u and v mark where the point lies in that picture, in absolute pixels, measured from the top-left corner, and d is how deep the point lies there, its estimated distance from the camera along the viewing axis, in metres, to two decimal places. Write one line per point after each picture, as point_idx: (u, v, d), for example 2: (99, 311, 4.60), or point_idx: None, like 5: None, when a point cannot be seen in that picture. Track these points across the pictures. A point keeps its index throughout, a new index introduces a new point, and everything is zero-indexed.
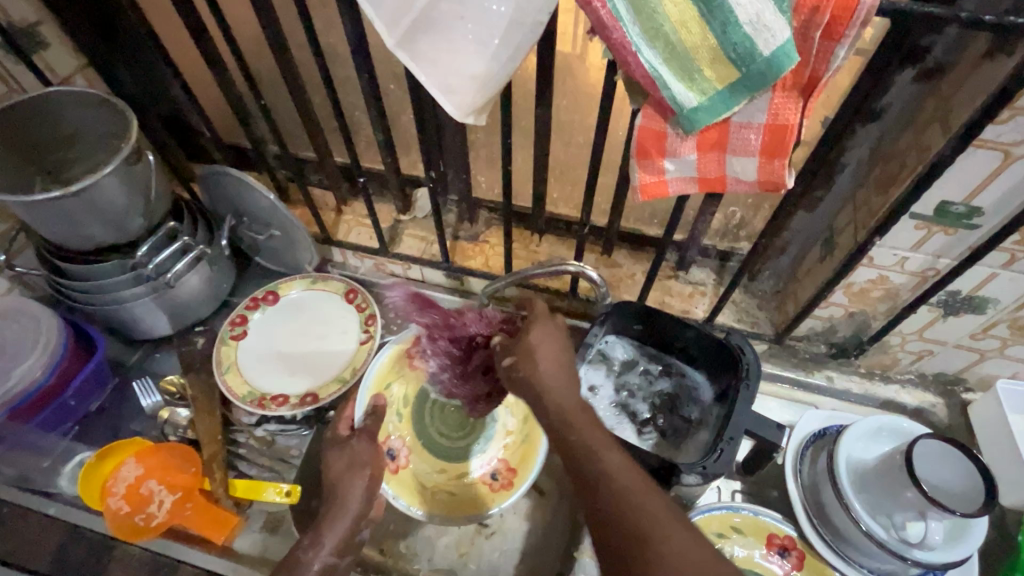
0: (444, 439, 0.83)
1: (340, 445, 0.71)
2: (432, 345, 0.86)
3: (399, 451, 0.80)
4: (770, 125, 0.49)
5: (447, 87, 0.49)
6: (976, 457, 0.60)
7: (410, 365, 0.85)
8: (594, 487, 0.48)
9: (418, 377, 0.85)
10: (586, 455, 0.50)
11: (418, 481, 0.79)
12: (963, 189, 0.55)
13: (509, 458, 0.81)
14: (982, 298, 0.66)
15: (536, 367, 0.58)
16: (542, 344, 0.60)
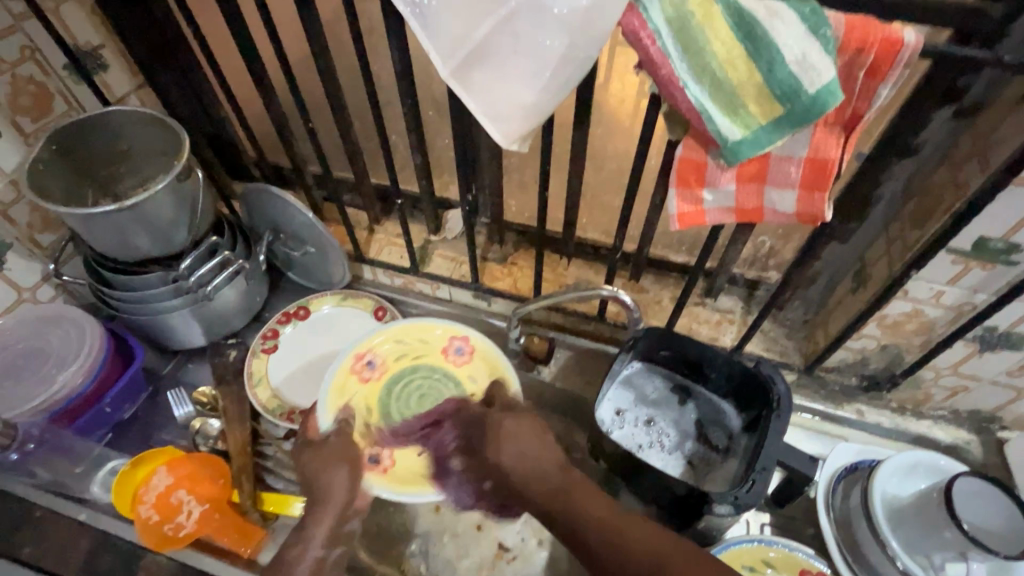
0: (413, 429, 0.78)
1: (315, 447, 0.71)
2: (372, 347, 0.82)
3: (380, 453, 0.75)
4: (811, 160, 0.50)
5: (495, 115, 0.51)
6: (1018, 497, 0.58)
7: (359, 373, 0.80)
8: (573, 530, 0.61)
9: (371, 382, 0.80)
10: (562, 496, 0.64)
11: (411, 472, 0.74)
12: (1002, 227, 0.55)
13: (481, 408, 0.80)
14: (1019, 334, 0.65)
15: (510, 468, 0.68)
16: (506, 450, 0.68)
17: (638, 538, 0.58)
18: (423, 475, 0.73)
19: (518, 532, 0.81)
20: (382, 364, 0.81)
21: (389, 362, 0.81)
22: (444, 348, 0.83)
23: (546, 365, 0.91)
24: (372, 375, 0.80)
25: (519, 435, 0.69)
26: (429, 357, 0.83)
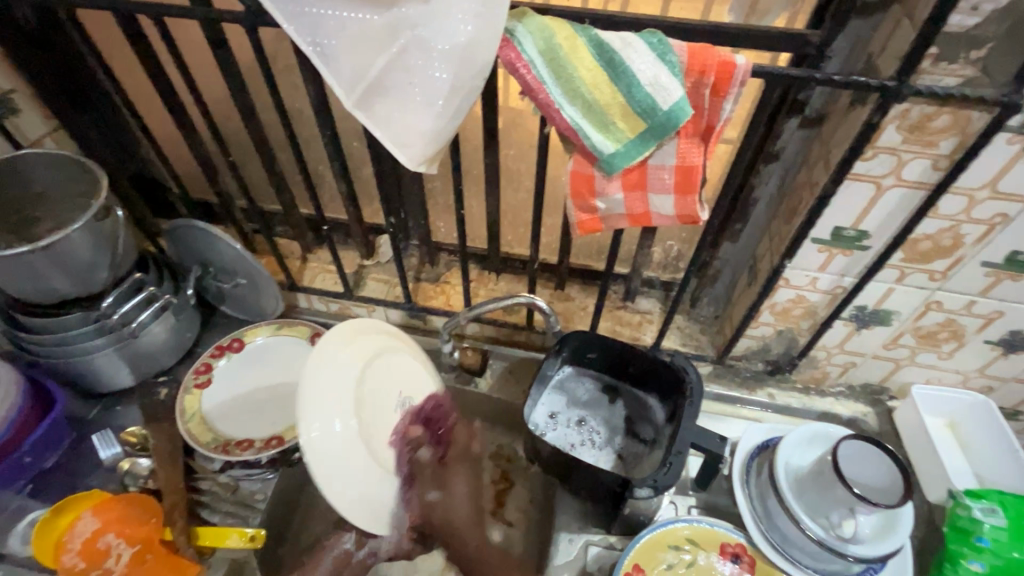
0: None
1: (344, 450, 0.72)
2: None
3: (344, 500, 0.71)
4: (680, 167, 0.57)
5: (399, 141, 0.56)
6: (893, 453, 0.66)
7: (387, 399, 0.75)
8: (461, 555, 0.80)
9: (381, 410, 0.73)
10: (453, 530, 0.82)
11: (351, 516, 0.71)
12: (850, 217, 0.64)
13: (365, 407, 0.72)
14: (885, 310, 0.74)
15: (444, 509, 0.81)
16: (455, 488, 0.83)
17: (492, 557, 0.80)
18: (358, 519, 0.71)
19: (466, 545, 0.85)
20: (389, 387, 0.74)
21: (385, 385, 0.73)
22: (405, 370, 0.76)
23: (483, 376, 0.93)
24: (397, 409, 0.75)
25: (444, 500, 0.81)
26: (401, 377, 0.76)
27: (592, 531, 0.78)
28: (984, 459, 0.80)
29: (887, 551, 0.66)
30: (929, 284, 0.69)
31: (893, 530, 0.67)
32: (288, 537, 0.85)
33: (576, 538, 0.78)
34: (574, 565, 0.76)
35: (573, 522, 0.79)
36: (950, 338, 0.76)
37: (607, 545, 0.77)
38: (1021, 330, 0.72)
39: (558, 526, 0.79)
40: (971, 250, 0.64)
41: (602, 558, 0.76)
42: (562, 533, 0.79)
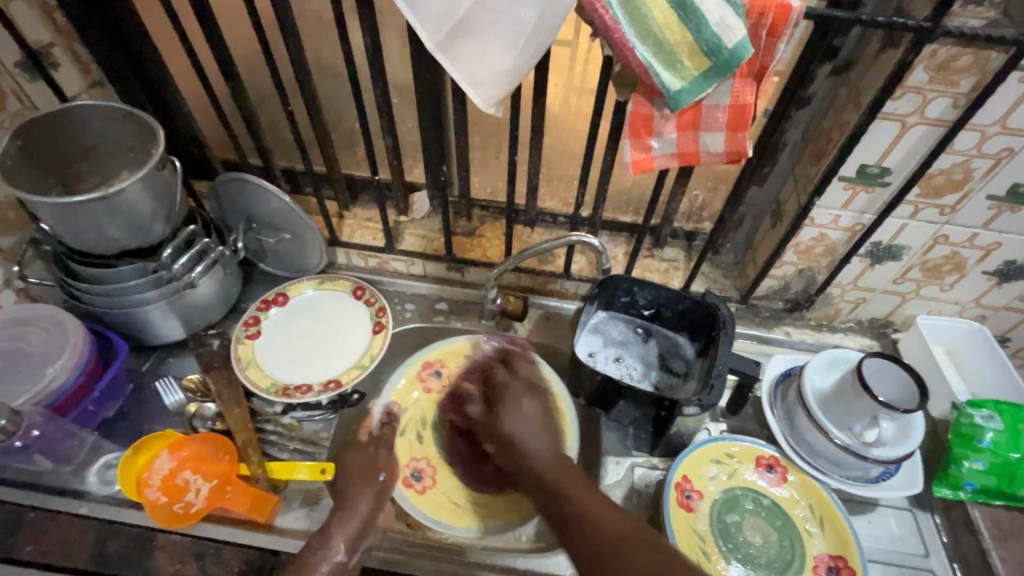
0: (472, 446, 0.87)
1: (357, 448, 0.77)
2: (438, 362, 0.92)
3: (422, 473, 0.84)
4: (733, 105, 0.63)
5: (475, 82, 0.61)
6: (911, 367, 0.74)
7: (423, 382, 0.91)
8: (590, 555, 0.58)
9: (431, 393, 0.91)
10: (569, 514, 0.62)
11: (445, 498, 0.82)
12: (875, 153, 0.70)
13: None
14: (898, 245, 0.82)
15: (524, 445, 0.70)
16: (520, 415, 0.73)
17: (597, 509, 0.62)
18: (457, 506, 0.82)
19: None
20: (447, 377, 0.91)
21: (451, 378, 0.91)
22: None
23: (522, 323, 0.99)
24: (433, 386, 0.91)
25: (525, 414, 0.73)
26: None
27: (636, 455, 0.85)
28: (978, 379, 0.90)
29: (904, 453, 0.74)
30: (939, 218, 0.77)
31: (908, 435, 0.75)
32: None
33: (623, 460, 0.85)
34: (622, 484, 0.83)
35: (617, 447, 0.86)
36: (953, 270, 0.85)
37: (650, 466, 0.85)
38: (1015, 260, 0.81)
39: (605, 452, 0.86)
40: (978, 183, 0.72)
41: (647, 477, 0.84)
42: (608, 457, 0.85)
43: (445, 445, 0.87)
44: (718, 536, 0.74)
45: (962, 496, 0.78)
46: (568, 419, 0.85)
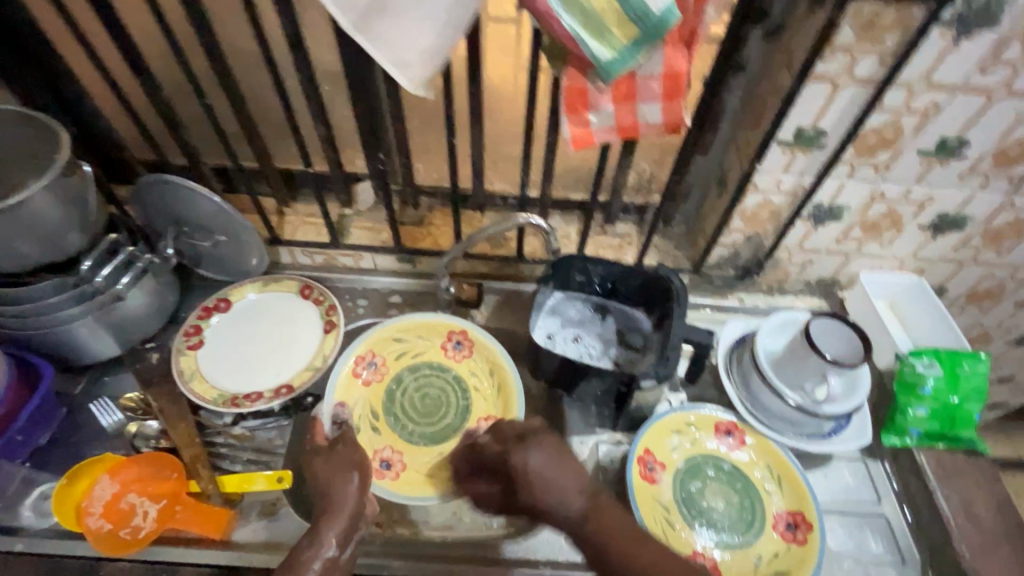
0: (432, 427, 0.85)
1: (324, 455, 0.73)
2: (372, 350, 0.89)
3: (391, 459, 0.82)
4: (666, 74, 0.61)
5: (400, 62, 0.57)
6: (857, 325, 0.76)
7: (360, 376, 0.87)
8: None
9: (372, 384, 0.87)
10: (607, 570, 0.59)
11: (419, 476, 0.81)
12: (810, 115, 0.71)
13: (495, 409, 0.86)
14: (839, 205, 0.84)
15: (541, 500, 0.63)
16: (534, 471, 0.64)
17: (676, 561, 0.58)
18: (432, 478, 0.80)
19: None
20: (382, 366, 0.88)
21: (389, 364, 0.88)
22: (442, 345, 0.90)
23: (479, 310, 0.98)
24: (372, 377, 0.87)
25: (546, 475, 0.64)
26: (428, 354, 0.90)
27: (599, 433, 0.86)
28: (920, 330, 0.93)
29: (853, 407, 0.76)
30: (875, 176, 0.79)
31: (856, 390, 0.78)
32: None
33: (586, 440, 0.85)
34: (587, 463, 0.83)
35: (580, 427, 0.86)
36: (890, 226, 0.87)
37: (613, 442, 0.85)
38: (947, 212, 0.84)
39: (569, 433, 0.86)
40: (909, 140, 0.74)
41: (610, 454, 0.84)
42: (572, 438, 0.85)
43: (406, 426, 0.85)
44: (681, 503, 0.76)
45: (908, 443, 0.81)
46: (512, 381, 0.86)
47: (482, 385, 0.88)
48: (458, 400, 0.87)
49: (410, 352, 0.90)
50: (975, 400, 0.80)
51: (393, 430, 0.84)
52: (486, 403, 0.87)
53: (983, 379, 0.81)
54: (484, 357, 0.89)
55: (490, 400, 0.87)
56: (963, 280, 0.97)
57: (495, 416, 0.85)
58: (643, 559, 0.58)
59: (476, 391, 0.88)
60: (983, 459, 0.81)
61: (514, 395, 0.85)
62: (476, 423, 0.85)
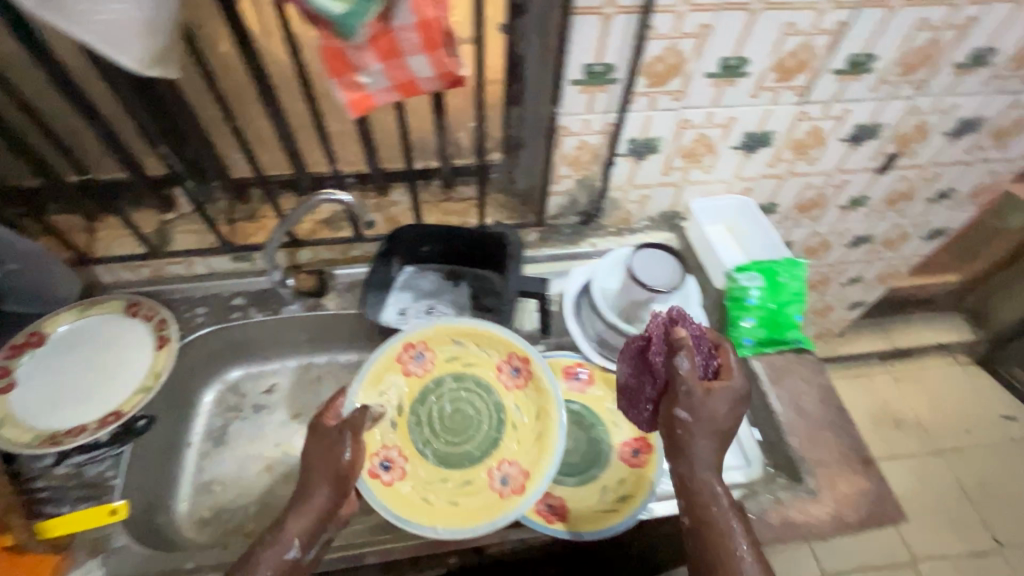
0: (449, 446, 0.78)
1: (315, 432, 0.68)
2: (427, 343, 0.81)
3: (392, 460, 0.75)
4: (419, 23, 0.59)
5: (110, 41, 0.51)
6: (673, 251, 0.79)
7: (404, 366, 0.79)
8: (699, 536, 0.62)
9: (413, 376, 0.80)
10: (694, 514, 0.63)
11: (414, 497, 0.72)
12: (591, 51, 0.71)
13: (524, 458, 0.75)
14: (652, 138, 0.86)
15: (692, 437, 0.64)
16: (718, 405, 0.63)
17: (710, 510, 0.62)
18: (425, 501, 0.72)
19: None
20: (428, 362, 0.81)
21: (437, 363, 0.81)
22: (499, 365, 0.81)
23: (328, 297, 0.94)
24: (416, 370, 0.80)
25: (705, 425, 0.63)
26: (476, 368, 0.81)
27: None
28: (754, 246, 0.98)
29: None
30: (676, 104, 0.81)
31: (687, 312, 0.82)
32: (161, 507, 0.82)
33: None
34: None
35: None
36: (706, 151, 0.90)
37: None
38: (751, 130, 0.88)
39: None
40: (693, 64, 0.76)
41: None
42: None
43: (432, 447, 0.77)
44: (528, 457, 0.77)
45: (744, 352, 0.85)
46: (554, 444, 0.73)
47: (525, 427, 0.77)
48: (530, 426, 0.77)
49: (446, 365, 0.81)
50: (796, 303, 0.85)
51: (409, 433, 0.77)
52: (525, 443, 0.75)
53: (801, 282, 0.86)
54: (529, 400, 0.78)
55: (528, 443, 0.75)
56: (788, 193, 1.03)
57: (519, 470, 0.73)
58: (694, 481, 0.64)
59: (518, 426, 0.78)
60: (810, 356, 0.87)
61: (554, 444, 0.73)
62: (485, 471, 0.75)
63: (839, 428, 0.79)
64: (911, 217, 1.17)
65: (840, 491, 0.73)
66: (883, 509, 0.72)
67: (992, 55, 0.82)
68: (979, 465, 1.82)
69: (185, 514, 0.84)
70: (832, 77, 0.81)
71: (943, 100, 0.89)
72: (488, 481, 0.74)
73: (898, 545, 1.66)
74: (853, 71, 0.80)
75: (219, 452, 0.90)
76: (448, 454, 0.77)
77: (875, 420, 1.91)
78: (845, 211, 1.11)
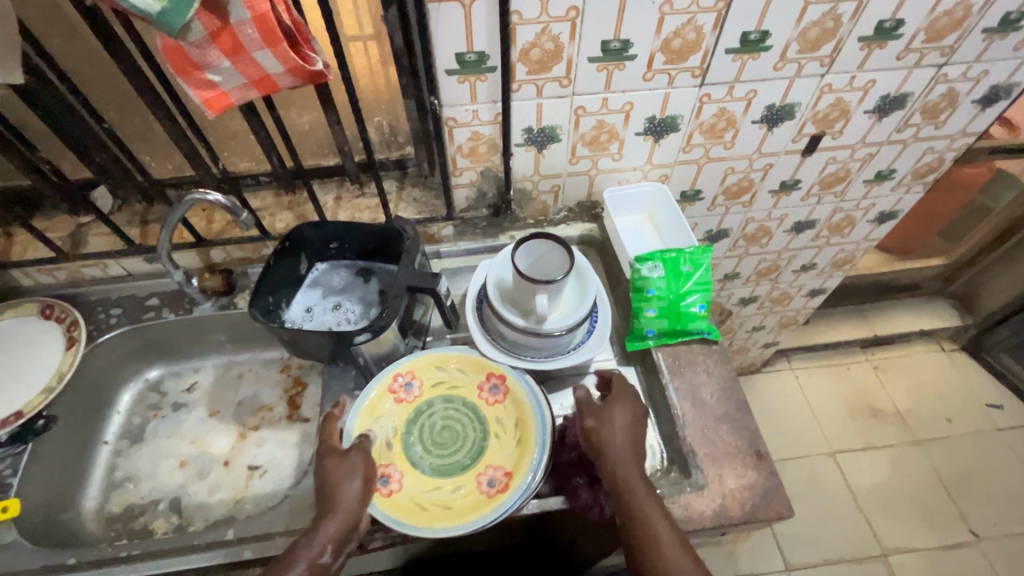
0: (440, 459, 0.76)
1: (334, 454, 0.71)
2: (414, 371, 0.81)
3: (391, 475, 0.73)
4: (255, 17, 0.58)
5: None
6: (562, 241, 0.76)
7: (395, 394, 0.79)
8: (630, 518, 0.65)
9: (405, 403, 0.79)
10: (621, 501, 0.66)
11: (413, 503, 0.71)
12: (458, 39, 0.70)
13: (507, 462, 0.74)
14: (549, 127, 0.84)
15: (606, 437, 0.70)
16: (616, 415, 0.72)
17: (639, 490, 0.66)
18: (421, 507, 0.71)
19: (265, 451, 0.91)
20: (419, 389, 0.80)
21: (426, 389, 0.80)
22: (479, 385, 0.81)
23: (241, 296, 0.95)
24: (405, 396, 0.80)
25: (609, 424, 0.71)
26: (464, 391, 0.80)
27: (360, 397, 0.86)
28: (672, 235, 0.95)
29: (576, 320, 0.77)
30: (564, 90, 0.79)
31: (581, 303, 0.79)
32: (68, 504, 0.84)
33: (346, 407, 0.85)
34: None
35: (342, 394, 0.86)
36: (611, 138, 0.88)
37: None
38: (654, 115, 0.85)
39: (329, 401, 0.86)
40: (572, 49, 0.73)
41: None
42: (332, 406, 0.85)
43: (426, 455, 0.76)
44: (459, 451, 0.76)
45: (648, 344, 0.84)
46: (534, 437, 0.75)
47: (508, 432, 0.77)
48: (509, 433, 0.77)
49: (438, 393, 0.80)
50: (700, 292, 0.83)
51: (406, 449, 0.76)
52: (503, 450, 0.75)
53: (705, 270, 0.84)
54: (513, 409, 0.78)
55: (507, 449, 0.75)
56: (710, 179, 1.00)
57: (504, 471, 0.73)
58: (612, 471, 0.68)
59: (498, 436, 0.77)
60: (716, 347, 0.84)
61: (533, 451, 0.74)
62: (478, 474, 0.74)
63: (735, 421, 0.77)
64: (853, 201, 1.13)
65: (728, 485, 0.72)
66: (768, 503, 0.71)
67: (900, 27, 0.78)
68: (959, 455, 1.76)
69: (94, 510, 0.85)
70: (727, 56, 0.77)
71: (857, 76, 0.84)
72: (478, 483, 0.73)
73: (869, 537, 1.62)
74: (748, 50, 0.77)
75: (133, 449, 0.91)
76: (448, 460, 0.75)
77: (852, 410, 1.86)
78: (778, 195, 1.07)
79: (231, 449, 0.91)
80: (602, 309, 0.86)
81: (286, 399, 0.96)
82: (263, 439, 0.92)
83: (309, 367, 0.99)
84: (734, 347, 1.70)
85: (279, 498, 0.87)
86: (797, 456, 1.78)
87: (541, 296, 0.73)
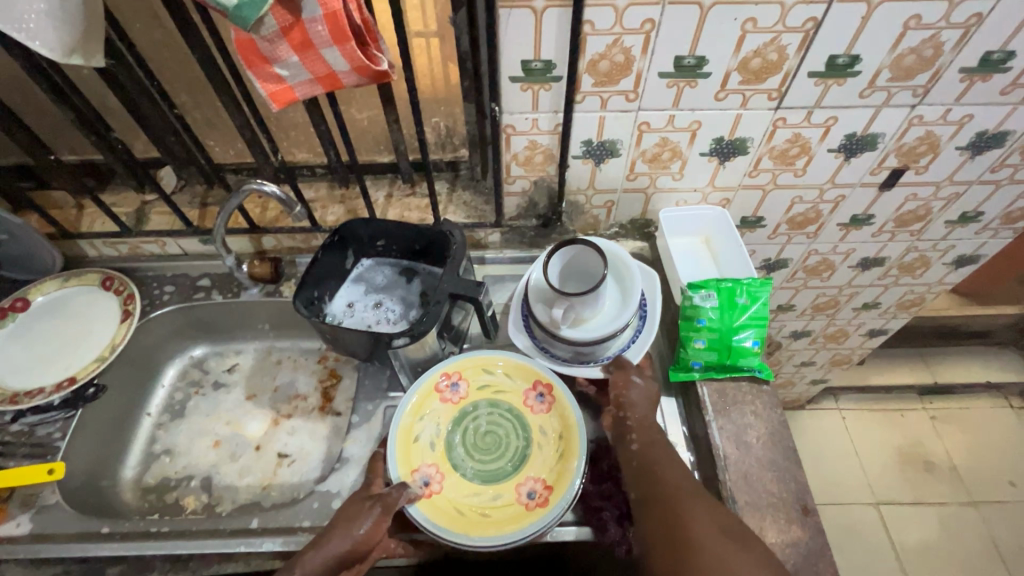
0: (482, 464, 0.74)
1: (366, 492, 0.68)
2: (461, 371, 0.79)
3: (431, 476, 0.72)
4: (327, 15, 0.58)
5: (24, 30, 0.53)
6: (599, 248, 0.73)
7: (441, 393, 0.78)
8: (661, 494, 0.62)
9: (451, 404, 0.78)
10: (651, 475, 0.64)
11: (451, 507, 0.70)
12: (525, 47, 0.68)
13: (549, 476, 0.72)
14: (610, 141, 0.81)
15: (633, 414, 0.71)
16: (640, 398, 0.72)
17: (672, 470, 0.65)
18: (459, 513, 0.69)
19: (296, 441, 0.92)
20: (465, 391, 0.78)
21: (473, 391, 0.78)
22: (525, 391, 0.78)
23: (286, 285, 0.96)
24: (451, 397, 0.78)
25: (638, 406, 0.72)
26: (510, 397, 0.78)
27: (392, 397, 0.85)
28: (727, 263, 0.90)
29: (608, 331, 0.75)
30: (629, 105, 0.75)
31: (619, 312, 0.76)
32: (108, 471, 0.87)
33: (378, 406, 0.85)
34: (374, 426, 0.83)
35: (375, 392, 0.86)
36: (673, 157, 0.84)
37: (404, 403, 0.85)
38: (722, 136, 0.80)
39: (361, 399, 0.85)
40: (644, 63, 0.70)
41: None
42: (364, 403, 0.85)
43: (468, 460, 0.74)
44: (502, 458, 0.74)
45: (693, 376, 0.80)
46: (576, 453, 0.71)
47: (551, 444, 0.74)
48: (552, 445, 0.74)
49: (483, 396, 0.78)
50: (755, 327, 0.78)
51: (448, 451, 0.74)
52: (545, 462, 0.73)
53: (761, 305, 0.79)
54: (558, 421, 0.75)
55: (549, 462, 0.73)
56: (775, 207, 0.95)
57: (544, 484, 0.71)
58: (643, 450, 0.67)
59: (541, 447, 0.74)
60: (767, 387, 0.79)
61: (576, 467, 0.70)
62: (518, 485, 0.71)
63: (781, 470, 0.72)
64: (931, 241, 1.04)
65: (768, 539, 0.67)
66: (810, 564, 0.66)
67: (1010, 59, 0.70)
68: (1019, 524, 1.61)
69: (131, 480, 0.88)
70: (809, 80, 0.72)
71: (953, 109, 0.77)
72: (517, 494, 0.71)
73: None
74: (834, 74, 0.71)
75: (173, 424, 0.94)
76: (488, 468, 0.73)
77: (901, 460, 1.74)
78: (847, 229, 1.00)
79: (263, 435, 0.93)
80: (649, 317, 0.82)
81: (320, 390, 0.97)
82: (295, 428, 0.93)
83: (345, 360, 0.99)
84: (779, 380, 1.62)
85: (305, 488, 0.88)
86: (836, 502, 1.68)
87: (561, 303, 0.73)
